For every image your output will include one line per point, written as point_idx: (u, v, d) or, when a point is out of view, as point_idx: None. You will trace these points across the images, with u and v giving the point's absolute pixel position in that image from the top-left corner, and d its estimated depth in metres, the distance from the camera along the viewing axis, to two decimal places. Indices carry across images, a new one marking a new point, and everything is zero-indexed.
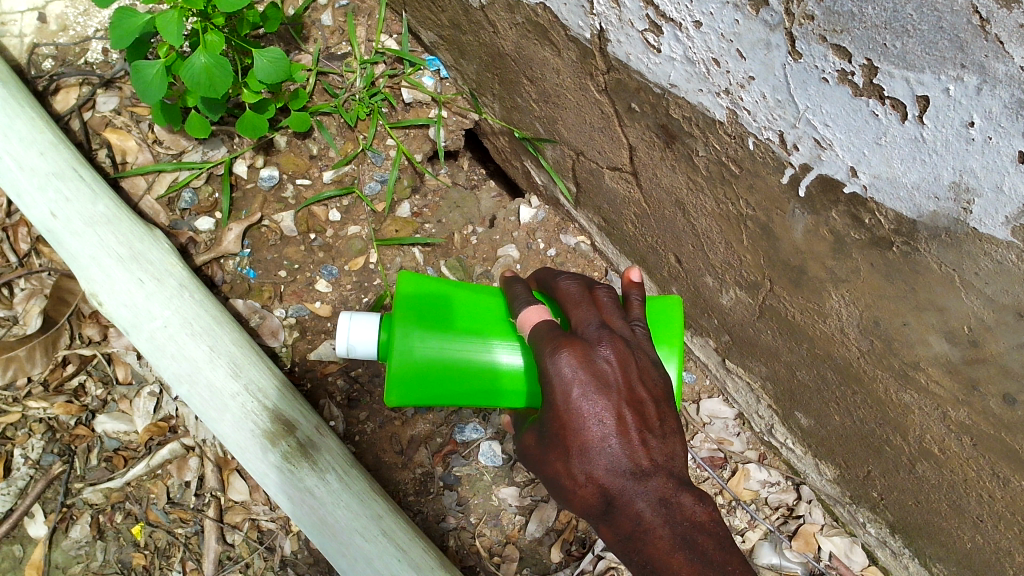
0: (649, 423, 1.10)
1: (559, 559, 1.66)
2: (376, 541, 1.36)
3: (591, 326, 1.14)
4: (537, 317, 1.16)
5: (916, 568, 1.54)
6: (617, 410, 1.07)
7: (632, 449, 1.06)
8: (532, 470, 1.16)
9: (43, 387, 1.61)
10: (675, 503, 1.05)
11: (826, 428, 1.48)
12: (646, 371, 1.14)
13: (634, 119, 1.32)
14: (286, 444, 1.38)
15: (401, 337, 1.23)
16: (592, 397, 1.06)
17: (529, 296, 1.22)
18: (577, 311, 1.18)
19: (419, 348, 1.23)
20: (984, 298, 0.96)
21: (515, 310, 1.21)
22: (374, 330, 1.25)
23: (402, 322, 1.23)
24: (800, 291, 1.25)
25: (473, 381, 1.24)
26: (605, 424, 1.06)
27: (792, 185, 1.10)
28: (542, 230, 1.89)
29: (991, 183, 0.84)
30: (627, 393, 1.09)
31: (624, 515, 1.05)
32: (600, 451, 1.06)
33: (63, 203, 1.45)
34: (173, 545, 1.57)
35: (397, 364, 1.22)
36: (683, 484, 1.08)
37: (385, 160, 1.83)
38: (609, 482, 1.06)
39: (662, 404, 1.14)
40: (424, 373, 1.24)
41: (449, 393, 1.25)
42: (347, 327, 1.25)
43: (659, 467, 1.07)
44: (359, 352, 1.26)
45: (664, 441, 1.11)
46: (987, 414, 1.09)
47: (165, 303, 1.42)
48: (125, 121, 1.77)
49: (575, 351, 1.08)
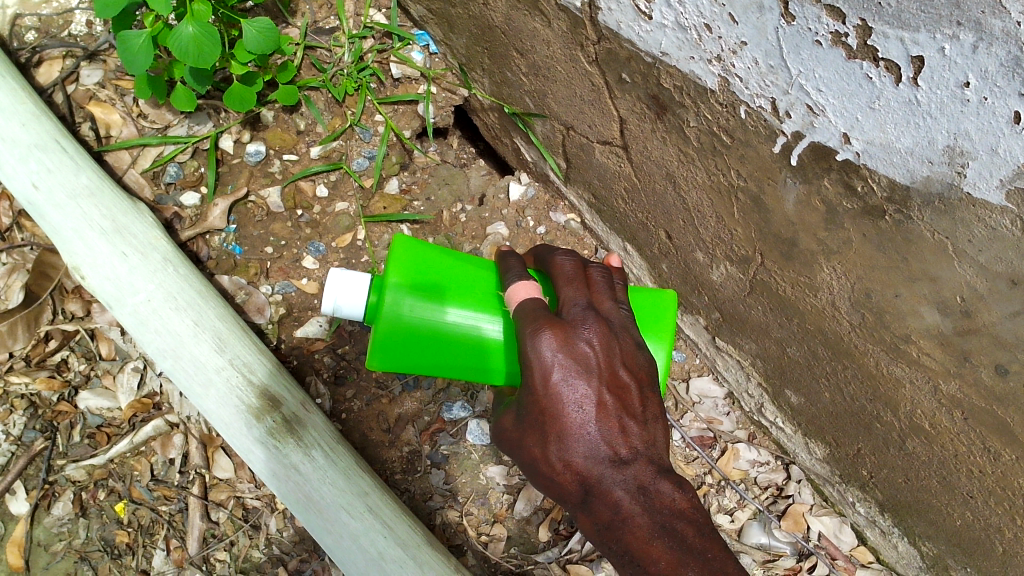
0: (631, 409, 1.14)
1: (546, 538, 1.65)
2: (363, 518, 1.34)
3: (577, 307, 1.15)
4: (525, 293, 1.16)
5: (905, 548, 1.53)
6: (599, 395, 1.10)
7: (612, 436, 1.11)
8: (507, 451, 1.17)
9: (24, 362, 1.59)
10: (653, 491, 1.09)
11: (816, 405, 1.47)
12: (630, 354, 1.16)
13: (625, 90, 1.30)
14: (272, 420, 1.36)
15: (393, 301, 1.21)
16: (572, 382, 1.09)
17: (523, 271, 1.20)
18: (566, 289, 1.17)
19: (405, 308, 1.21)
20: (976, 266, 0.95)
21: (506, 283, 1.20)
22: (363, 290, 1.22)
23: (393, 284, 1.21)
24: (791, 264, 1.24)
25: (456, 353, 1.24)
26: (584, 410, 1.10)
27: (784, 154, 1.08)
28: (532, 208, 1.86)
29: (985, 145, 0.83)
30: (608, 376, 1.12)
31: (602, 504, 1.09)
32: (578, 439, 1.09)
33: (45, 174, 1.43)
34: (156, 523, 1.55)
35: (384, 327, 1.22)
36: (663, 471, 1.12)
37: (374, 136, 1.81)
38: (587, 469, 1.10)
39: (646, 389, 1.16)
40: (408, 337, 1.23)
41: (430, 361, 1.25)
42: (336, 284, 1.21)
43: (639, 454, 1.12)
44: (345, 312, 1.23)
45: (645, 428, 1.14)
46: (978, 387, 1.08)
47: (149, 276, 1.40)
48: (109, 95, 1.74)
49: (557, 334, 1.09)
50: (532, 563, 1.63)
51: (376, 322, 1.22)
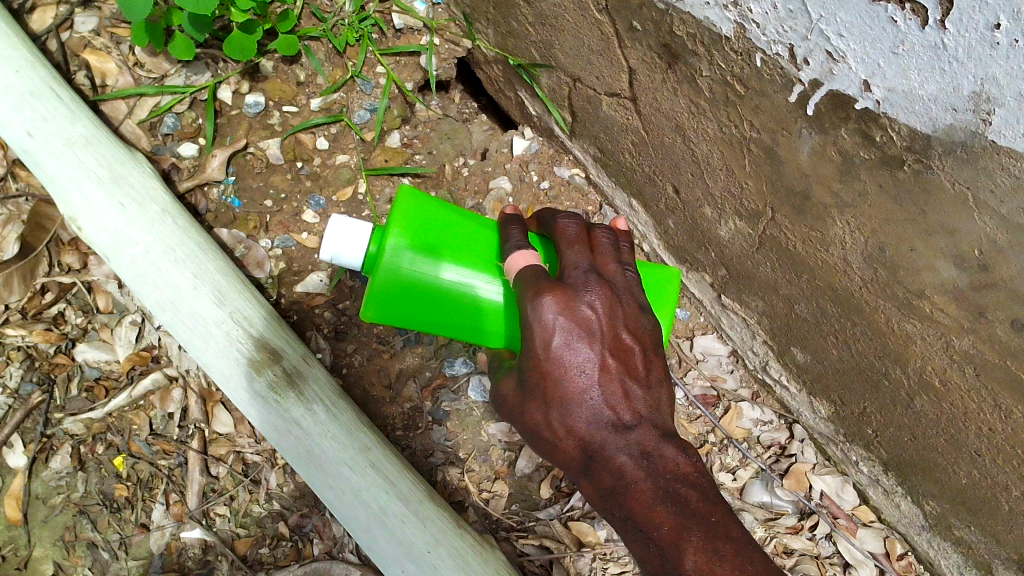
0: (634, 372, 1.12)
1: (548, 495, 1.63)
2: (366, 474, 1.33)
3: (580, 269, 1.12)
4: (525, 261, 1.13)
5: (907, 507, 1.53)
6: (601, 358, 1.09)
7: (615, 401, 1.09)
8: (508, 416, 1.16)
9: (21, 315, 1.57)
10: (656, 456, 1.08)
11: (822, 363, 1.45)
12: (634, 317, 1.13)
13: (636, 39, 1.28)
14: (272, 373, 1.34)
15: (392, 254, 1.19)
16: (575, 346, 1.07)
17: (524, 239, 1.17)
18: (569, 252, 1.15)
19: (404, 263, 1.19)
20: (998, 218, 0.93)
21: (506, 252, 1.17)
22: (363, 240, 1.19)
23: (396, 237, 1.18)
24: (803, 219, 1.22)
25: (452, 311, 1.22)
26: (587, 374, 1.08)
27: (800, 104, 1.06)
28: (536, 162, 1.82)
29: (1014, 91, 0.80)
30: (611, 340, 1.10)
31: (605, 469, 1.08)
32: (580, 404, 1.08)
33: (40, 122, 1.40)
34: (156, 477, 1.53)
35: (383, 281, 1.19)
36: (666, 436, 1.11)
37: (375, 88, 1.78)
38: (590, 434, 1.09)
39: (649, 351, 1.15)
40: (406, 293, 1.20)
41: (426, 318, 1.23)
42: (335, 232, 1.18)
43: (643, 419, 1.10)
44: (344, 261, 1.21)
45: (649, 391, 1.13)
46: (992, 343, 1.07)
47: (146, 228, 1.38)
48: (104, 43, 1.71)
49: (558, 298, 1.07)
50: (533, 520, 1.61)
51: (375, 276, 1.20)
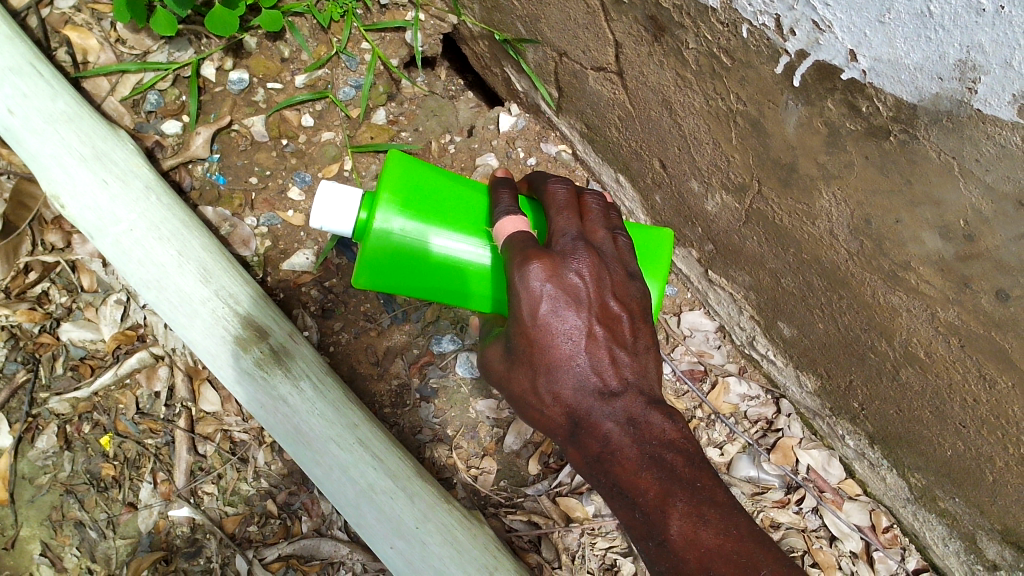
0: (621, 339, 1.12)
1: (536, 471, 1.63)
2: (352, 450, 1.32)
3: (568, 236, 1.11)
4: (513, 227, 1.12)
5: (893, 479, 1.54)
6: (588, 326, 1.08)
7: (600, 367, 1.09)
8: (495, 383, 1.16)
9: (4, 294, 1.56)
10: (642, 423, 1.09)
11: (809, 337, 1.45)
12: (621, 285, 1.13)
13: (622, 11, 1.27)
14: (259, 351, 1.34)
15: (382, 220, 1.17)
16: (561, 313, 1.06)
17: (513, 204, 1.16)
18: (558, 218, 1.13)
19: (395, 228, 1.18)
20: (983, 186, 0.93)
21: (495, 217, 1.16)
22: (352, 207, 1.17)
23: (386, 203, 1.17)
24: (789, 191, 1.22)
25: (442, 276, 1.22)
26: (574, 342, 1.08)
27: (787, 75, 1.05)
28: (522, 138, 1.82)
29: (999, 59, 0.80)
30: (598, 307, 1.09)
31: (591, 437, 1.09)
32: (567, 371, 1.08)
33: (21, 98, 1.39)
34: (143, 456, 1.53)
35: (374, 248, 1.19)
36: (653, 402, 1.11)
37: (360, 64, 1.77)
38: (576, 401, 1.09)
39: (638, 319, 1.14)
40: (398, 259, 1.20)
41: (416, 283, 1.23)
42: (324, 200, 1.15)
43: (629, 386, 1.11)
44: (333, 228, 1.18)
45: (636, 358, 1.13)
46: (977, 313, 1.07)
47: (130, 206, 1.36)
48: (86, 19, 1.69)
49: (546, 264, 1.06)
50: (522, 496, 1.61)
51: (365, 243, 1.19)
